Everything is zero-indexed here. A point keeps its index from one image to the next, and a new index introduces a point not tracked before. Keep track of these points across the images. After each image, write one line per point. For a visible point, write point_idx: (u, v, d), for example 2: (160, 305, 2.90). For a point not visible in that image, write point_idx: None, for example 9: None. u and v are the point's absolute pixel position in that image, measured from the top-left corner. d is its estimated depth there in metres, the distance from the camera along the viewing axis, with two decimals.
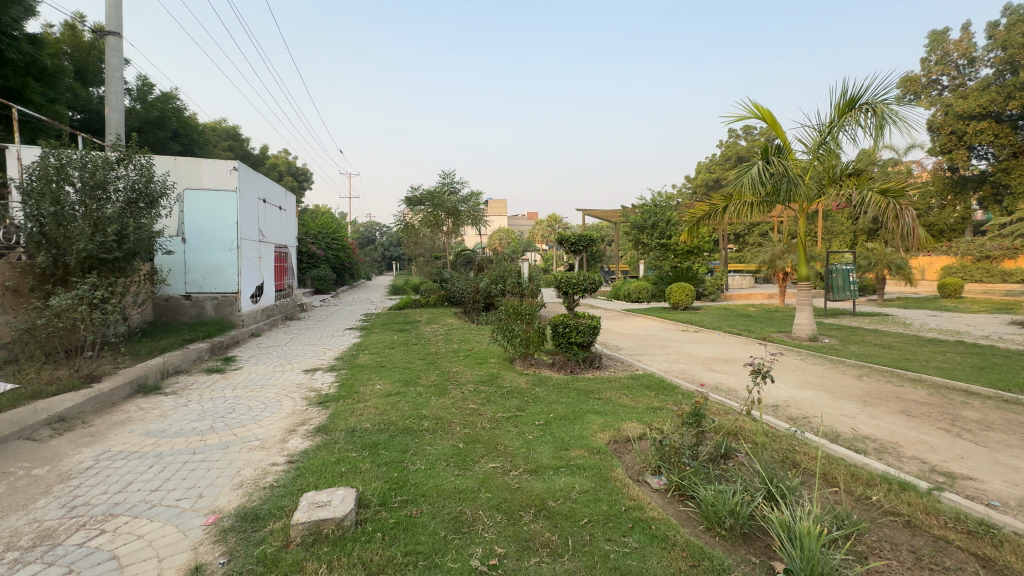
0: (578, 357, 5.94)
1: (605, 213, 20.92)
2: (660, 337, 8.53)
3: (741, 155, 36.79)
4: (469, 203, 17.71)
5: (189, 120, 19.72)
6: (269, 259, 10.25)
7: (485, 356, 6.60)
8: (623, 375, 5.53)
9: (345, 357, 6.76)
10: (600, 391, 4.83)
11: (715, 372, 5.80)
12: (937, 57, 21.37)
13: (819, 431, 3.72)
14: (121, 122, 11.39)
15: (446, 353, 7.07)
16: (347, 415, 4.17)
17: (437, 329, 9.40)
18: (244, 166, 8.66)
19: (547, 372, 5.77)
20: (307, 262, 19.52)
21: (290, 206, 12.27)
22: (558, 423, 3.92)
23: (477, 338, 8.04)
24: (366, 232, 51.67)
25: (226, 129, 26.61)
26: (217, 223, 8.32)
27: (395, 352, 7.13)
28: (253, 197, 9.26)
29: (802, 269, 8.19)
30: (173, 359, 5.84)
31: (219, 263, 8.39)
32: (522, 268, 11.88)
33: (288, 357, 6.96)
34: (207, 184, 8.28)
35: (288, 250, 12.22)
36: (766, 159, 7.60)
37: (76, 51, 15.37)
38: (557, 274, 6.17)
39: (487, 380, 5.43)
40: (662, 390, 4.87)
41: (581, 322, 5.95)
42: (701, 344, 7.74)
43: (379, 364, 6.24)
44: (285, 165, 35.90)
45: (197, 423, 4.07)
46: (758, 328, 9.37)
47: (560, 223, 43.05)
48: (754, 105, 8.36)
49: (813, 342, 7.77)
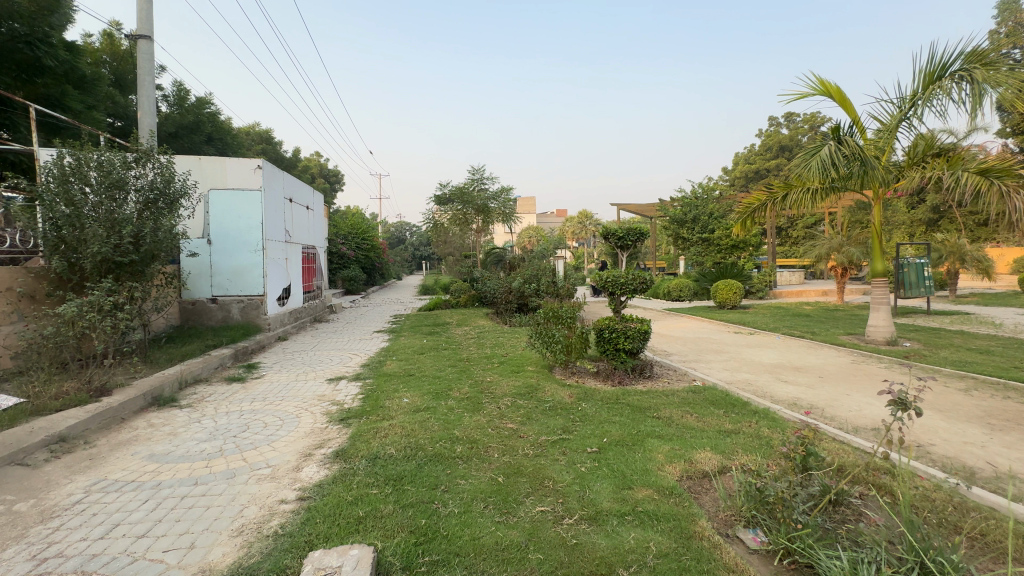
0: (626, 365, 5.28)
1: (641, 207, 20.00)
2: (713, 341, 7.75)
3: (783, 144, 34.92)
4: (499, 199, 17.13)
5: (222, 124, 19.96)
6: (297, 260, 9.99)
7: (522, 364, 6.02)
8: (681, 388, 4.84)
9: (372, 364, 6.32)
10: (658, 408, 4.17)
11: (787, 383, 5.04)
12: (1008, 28, 19.36)
13: (948, 467, 2.96)
14: (153, 125, 11.36)
15: (479, 359, 6.53)
16: (370, 436, 3.66)
17: (468, 333, 8.88)
18: (269, 164, 8.38)
19: (592, 383, 5.15)
20: (337, 263, 19.48)
21: (317, 206, 12.05)
22: (615, 451, 3.29)
23: (512, 343, 7.47)
24: (396, 232, 52.15)
25: (260, 132, 27.02)
26: (242, 224, 8.06)
27: (424, 358, 6.63)
28: (279, 196, 8.99)
29: (877, 264, 7.27)
30: (193, 367, 5.52)
31: (244, 265, 8.13)
32: (557, 267, 11.25)
33: (313, 363, 6.57)
34: (231, 184, 8.03)
35: (316, 251, 11.99)
36: (837, 139, 6.72)
37: (114, 60, 15.62)
38: (601, 272, 5.51)
39: (525, 393, 4.84)
40: (731, 407, 4.17)
41: (629, 327, 5.30)
42: (761, 349, 6.95)
43: (407, 372, 5.76)
44: (317, 167, 36.46)
45: (206, 444, 3.65)
46: (823, 330, 8.43)
47: (591, 220, 42.03)
48: (818, 80, 7.43)
49: (892, 347, 6.84)
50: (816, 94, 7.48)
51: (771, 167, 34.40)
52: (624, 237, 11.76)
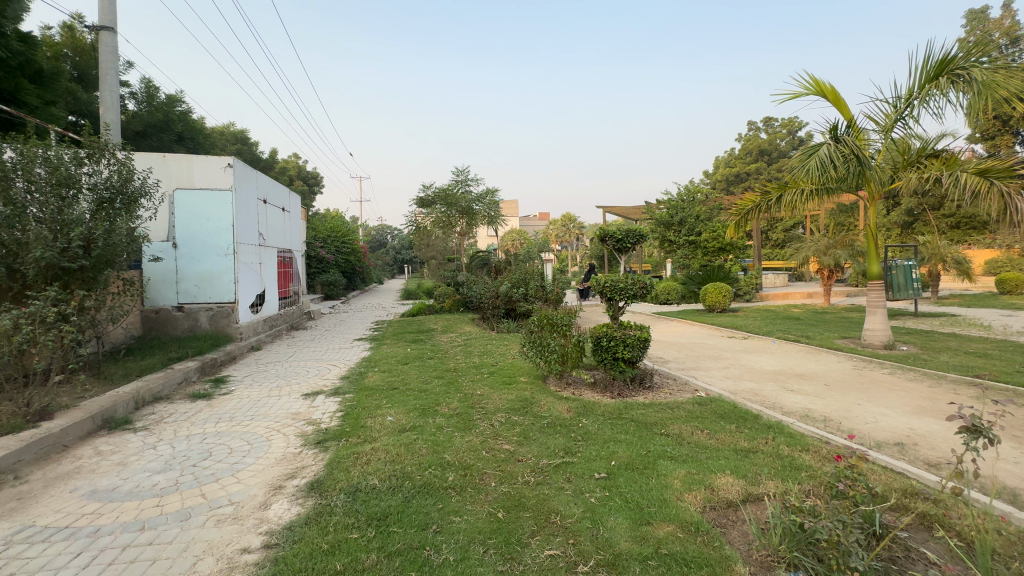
0: (625, 376, 4.98)
1: (626, 210, 19.87)
2: (709, 347, 7.51)
3: (762, 148, 35.43)
4: (484, 200, 16.74)
5: (194, 123, 19.13)
6: (271, 264, 9.46)
7: (513, 374, 5.66)
8: (686, 400, 4.55)
9: (352, 376, 5.88)
10: (665, 423, 3.86)
11: (794, 393, 4.79)
12: (978, 37, 19.93)
13: (990, 489, 2.71)
14: (117, 121, 10.68)
15: (467, 370, 6.15)
16: (350, 464, 3.24)
17: (454, 340, 8.48)
18: (241, 163, 7.88)
19: (590, 396, 4.83)
20: (316, 267, 18.82)
21: (294, 208, 11.49)
22: (625, 477, 2.96)
23: (501, 351, 7.10)
24: (377, 236, 51.30)
25: (234, 133, 26.12)
26: (211, 226, 7.54)
27: (408, 369, 6.22)
28: (252, 197, 8.48)
29: (874, 267, 7.12)
30: (152, 384, 5.00)
31: (214, 270, 7.59)
32: (545, 270, 10.93)
33: (287, 376, 6.09)
34: (197, 182, 7.55)
35: (293, 255, 11.43)
36: (835, 139, 6.58)
37: (76, 54, 14.79)
38: (598, 276, 5.19)
39: (519, 408, 4.47)
40: (743, 421, 3.88)
41: (628, 335, 5.00)
42: (759, 355, 6.72)
43: (391, 385, 5.34)
44: (296, 169, 35.57)
45: (160, 476, 3.19)
46: (817, 334, 8.28)
47: (575, 223, 41.95)
48: (811, 79, 7.28)
49: (890, 351, 6.69)
50: (809, 93, 7.33)
51: (751, 170, 34.87)
52: (622, 239, 11.50)
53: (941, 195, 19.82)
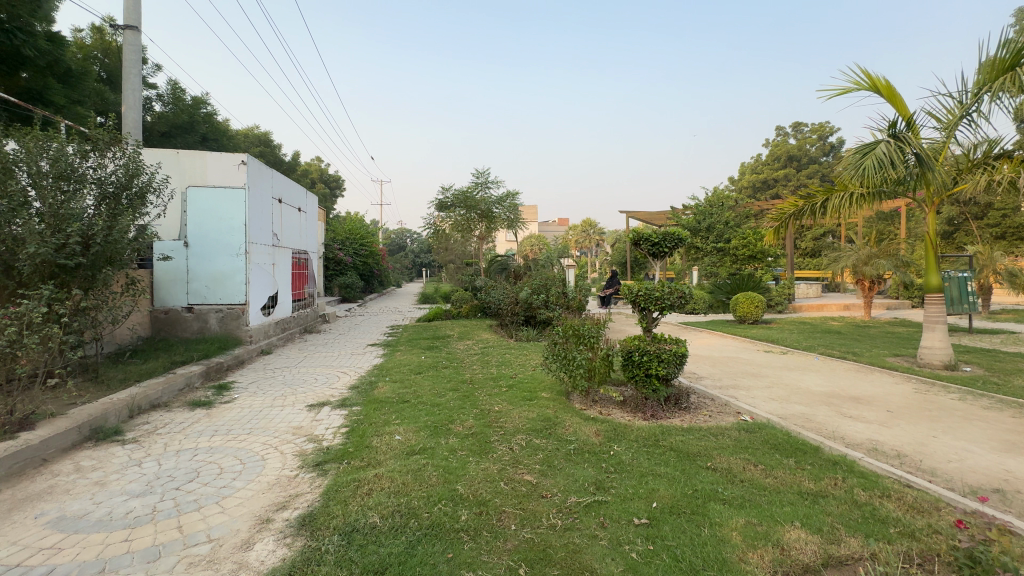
0: (658, 395, 4.50)
1: (650, 215, 19.24)
2: (745, 362, 6.92)
3: (790, 154, 34.35)
4: (504, 204, 16.33)
5: (218, 124, 19.25)
6: (285, 265, 9.21)
7: (534, 389, 5.20)
8: (730, 426, 4.02)
9: (361, 386, 5.50)
10: (710, 455, 3.35)
11: (853, 420, 4.21)
12: None
13: None
14: (138, 120, 10.63)
15: (484, 382, 5.72)
16: (350, 494, 2.82)
17: (470, 348, 8.06)
18: (255, 161, 7.68)
19: (620, 417, 4.34)
20: (334, 269, 18.68)
21: (311, 208, 11.29)
22: (671, 525, 2.47)
23: (520, 363, 6.65)
24: (397, 239, 51.48)
25: (258, 135, 26.34)
26: (223, 225, 7.31)
27: (421, 379, 5.81)
28: (266, 196, 8.27)
29: (933, 278, 6.46)
30: (149, 390, 4.70)
31: (225, 270, 7.35)
32: (567, 276, 10.45)
33: (294, 384, 5.75)
34: (211, 180, 7.35)
35: (309, 256, 11.20)
36: (893, 137, 5.98)
37: (106, 56, 14.86)
38: (629, 283, 4.70)
39: (541, 429, 4.01)
40: (803, 455, 3.34)
41: (663, 349, 4.50)
42: (804, 373, 6.12)
43: (401, 398, 4.95)
44: (318, 172, 35.90)
45: (137, 501, 2.82)
46: (864, 350, 7.60)
47: (595, 229, 41.29)
48: (864, 73, 6.68)
49: (953, 373, 6.03)
50: (861, 89, 6.75)
51: (779, 176, 33.79)
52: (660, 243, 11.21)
53: (988, 204, 18.72)
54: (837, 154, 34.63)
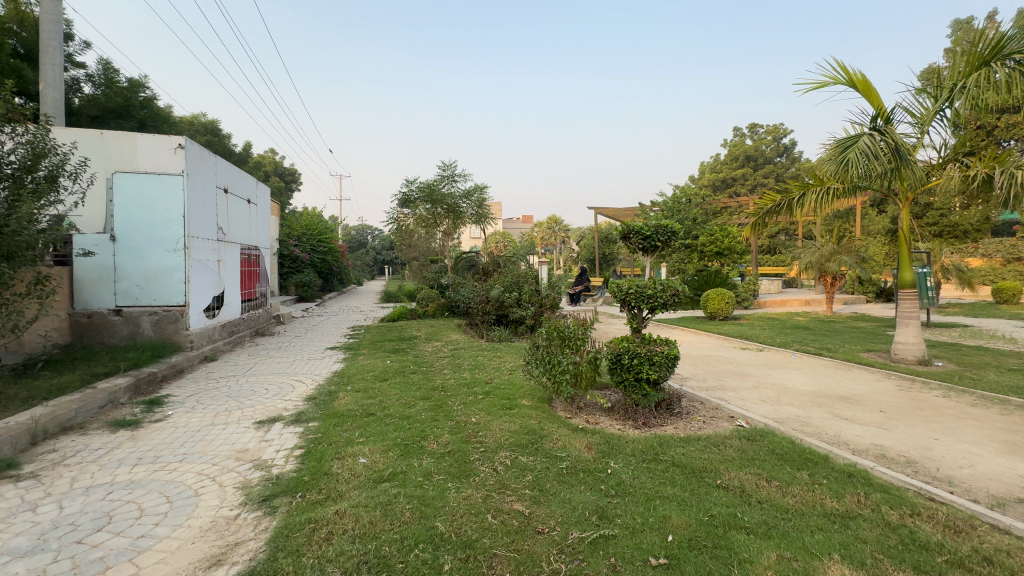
0: (649, 401, 4.17)
1: (618, 212, 19.18)
2: (725, 361, 6.74)
3: (748, 154, 35.44)
4: (471, 198, 15.72)
5: (158, 110, 17.68)
6: (233, 262, 8.36)
7: (513, 397, 4.77)
8: (729, 433, 3.74)
9: (319, 397, 4.90)
10: (718, 470, 3.02)
11: (851, 423, 4.01)
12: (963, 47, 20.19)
13: None
14: (58, 99, 9.40)
15: (458, 389, 5.24)
16: (303, 541, 2.29)
17: (439, 350, 7.54)
18: (195, 145, 6.85)
19: (610, 426, 3.99)
20: (289, 267, 17.59)
21: (262, 200, 10.39)
22: (695, 564, 2.10)
23: (495, 366, 6.20)
24: (357, 236, 49.78)
25: (204, 124, 24.56)
26: (158, 217, 6.48)
27: (388, 387, 5.28)
28: (209, 185, 7.43)
29: (906, 273, 6.47)
30: (59, 409, 3.95)
31: (160, 268, 6.52)
32: (539, 272, 10.08)
33: (240, 396, 5.08)
34: (143, 166, 6.49)
35: (261, 252, 10.33)
36: (874, 131, 5.95)
37: (23, 29, 13.16)
38: (618, 280, 4.31)
39: (526, 444, 3.58)
40: (816, 467, 3.06)
41: (654, 351, 4.17)
42: (787, 371, 5.98)
43: (366, 410, 4.41)
44: (272, 165, 34.07)
45: (21, 565, 2.19)
46: (837, 346, 7.61)
47: (560, 226, 41.30)
48: (842, 67, 6.62)
49: (927, 368, 6.05)
50: (838, 83, 6.69)
51: (737, 176, 34.78)
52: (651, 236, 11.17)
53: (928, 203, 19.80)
54: (790, 155, 36.02)
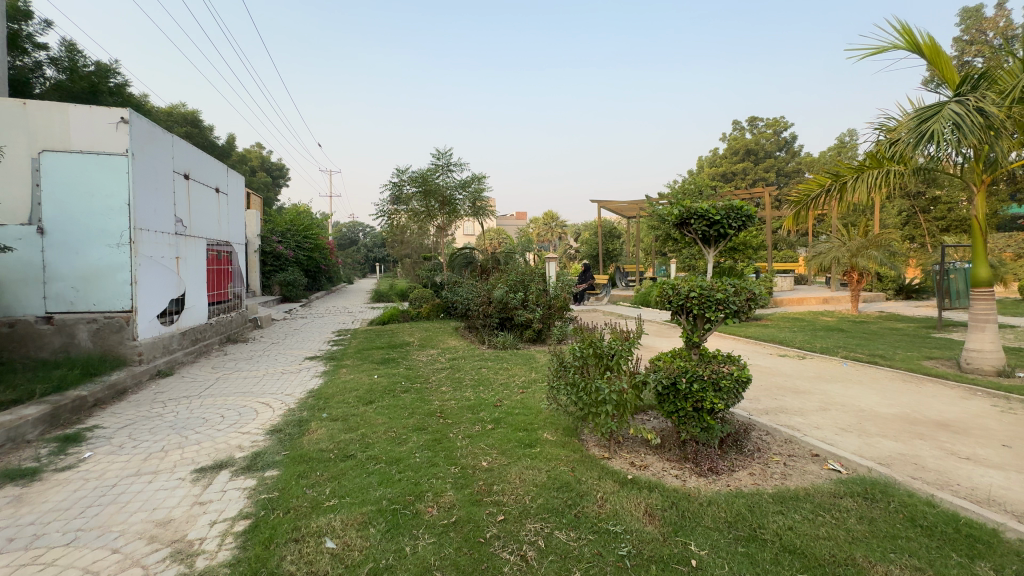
0: (711, 436, 3.22)
1: (622, 206, 18.17)
2: (770, 372, 5.78)
3: (749, 148, 34.58)
4: (467, 189, 14.57)
5: (130, 98, 16.37)
6: (196, 259, 7.27)
7: (532, 427, 3.78)
8: (833, 487, 2.76)
9: (286, 430, 3.87)
10: (853, 560, 2.05)
11: (979, 466, 3.06)
12: (974, 35, 19.47)
13: None
14: None
15: (460, 415, 4.24)
16: None
17: (435, 361, 6.50)
18: (144, 119, 5.75)
19: (665, 475, 3.02)
20: (272, 265, 16.42)
21: (234, 189, 9.26)
22: None
23: (503, 383, 5.19)
24: (349, 232, 48.54)
25: (184, 114, 23.22)
26: (97, 205, 5.40)
27: (374, 412, 4.27)
28: (164, 169, 6.34)
29: (981, 269, 5.57)
30: None
31: (100, 266, 5.43)
32: (547, 268, 9.08)
33: (186, 427, 4.04)
34: (78, 143, 5.38)
35: (234, 249, 9.22)
36: (962, 99, 5.04)
37: None
38: (670, 280, 3.28)
39: (561, 507, 2.59)
40: (993, 555, 2.09)
41: (720, 371, 3.20)
42: (852, 387, 5.02)
43: (343, 450, 3.39)
44: (259, 161, 32.79)
45: None
46: (890, 353, 6.68)
47: (556, 222, 40.36)
48: (903, 29, 5.67)
49: (1012, 382, 5.15)
50: (895, 46, 5.76)
51: (738, 170, 33.99)
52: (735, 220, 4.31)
53: (934, 197, 18.90)
54: (790, 150, 35.32)
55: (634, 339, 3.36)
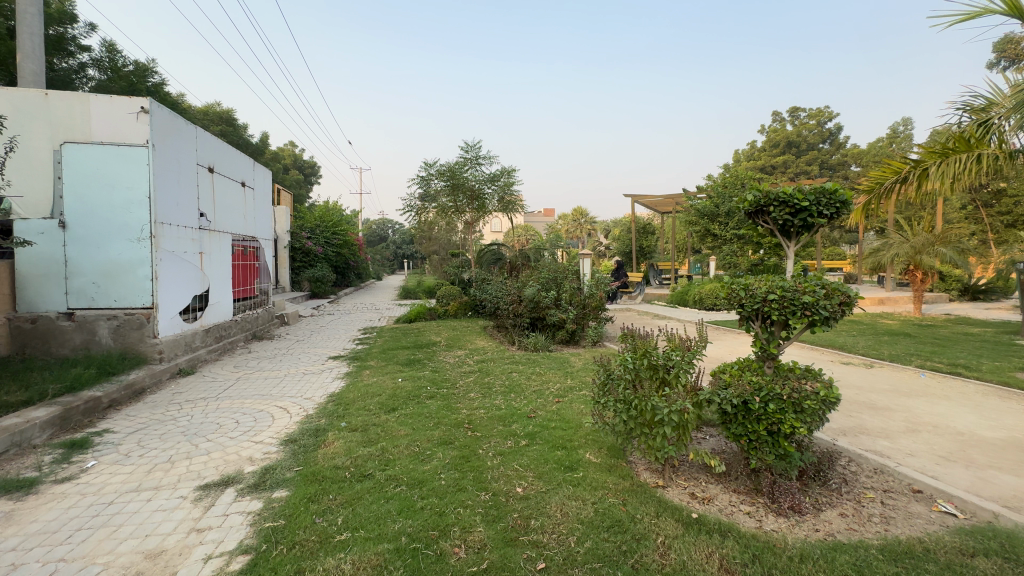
0: (789, 466, 2.70)
1: (656, 201, 17.42)
2: (837, 383, 5.12)
3: (790, 140, 32.94)
4: (497, 183, 14.12)
5: (167, 97, 16.66)
6: (221, 254, 7.10)
7: (572, 446, 3.32)
8: (955, 540, 2.20)
9: (301, 441, 3.54)
10: None
11: None
12: None
13: None
14: None
15: (490, 427, 3.83)
16: None
17: (463, 363, 6.10)
18: (165, 109, 5.57)
19: (736, 513, 2.53)
20: (301, 261, 16.43)
21: (261, 183, 9.12)
22: None
23: (536, 391, 4.75)
24: (378, 229, 49.05)
25: (220, 113, 23.66)
26: (117, 198, 5.23)
27: (396, 421, 3.90)
28: (187, 161, 6.16)
29: None
30: None
31: (121, 261, 5.27)
32: (582, 265, 8.57)
33: (198, 434, 3.76)
34: (99, 134, 5.23)
35: (261, 245, 9.08)
36: None
37: None
38: (741, 278, 2.76)
39: (614, 554, 2.13)
40: None
41: (802, 389, 2.66)
42: (939, 404, 4.35)
43: (359, 468, 3.02)
44: (291, 159, 33.36)
45: None
46: (973, 362, 5.89)
47: (585, 219, 39.59)
48: None
49: None
50: (993, 13, 4.97)
51: (778, 163, 32.42)
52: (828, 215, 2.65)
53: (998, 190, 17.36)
54: (835, 142, 33.44)
55: (695, 353, 2.82)
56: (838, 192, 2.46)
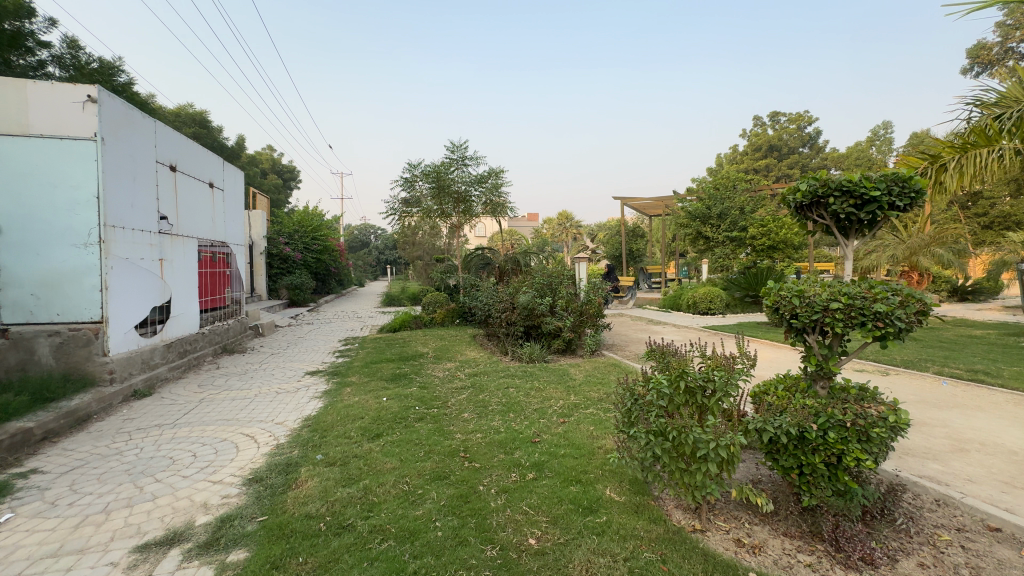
0: (852, 505, 2.28)
1: (645, 204, 17.16)
2: None
3: (772, 143, 33.24)
4: (484, 185, 13.63)
5: (135, 97, 15.81)
6: (185, 260, 6.47)
7: (589, 481, 2.85)
8: None
9: (268, 480, 2.99)
10: None
11: None
12: None
13: None
14: None
15: (489, 456, 3.32)
16: None
17: (454, 378, 5.58)
18: (117, 100, 4.97)
19: (798, 566, 2.10)
20: (279, 267, 15.65)
21: (231, 184, 8.47)
22: None
23: (537, 410, 4.26)
24: (360, 235, 48.09)
25: (193, 115, 22.71)
26: (60, 198, 4.61)
27: (380, 452, 3.37)
28: (144, 158, 5.54)
29: None
30: None
31: (64, 269, 4.64)
32: (578, 269, 8.13)
33: (144, 473, 3.18)
34: (39, 126, 4.61)
35: (232, 251, 8.43)
36: None
37: None
38: (792, 283, 2.36)
39: None
40: None
41: (869, 414, 2.23)
42: (976, 417, 3.99)
43: (336, 517, 2.49)
44: (270, 163, 32.38)
45: None
46: (992, 368, 5.59)
47: (570, 223, 39.34)
48: None
49: None
50: None
51: (760, 167, 32.64)
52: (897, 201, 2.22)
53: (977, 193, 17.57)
54: (815, 146, 33.84)
55: (741, 374, 2.38)
56: (913, 179, 2.12)
